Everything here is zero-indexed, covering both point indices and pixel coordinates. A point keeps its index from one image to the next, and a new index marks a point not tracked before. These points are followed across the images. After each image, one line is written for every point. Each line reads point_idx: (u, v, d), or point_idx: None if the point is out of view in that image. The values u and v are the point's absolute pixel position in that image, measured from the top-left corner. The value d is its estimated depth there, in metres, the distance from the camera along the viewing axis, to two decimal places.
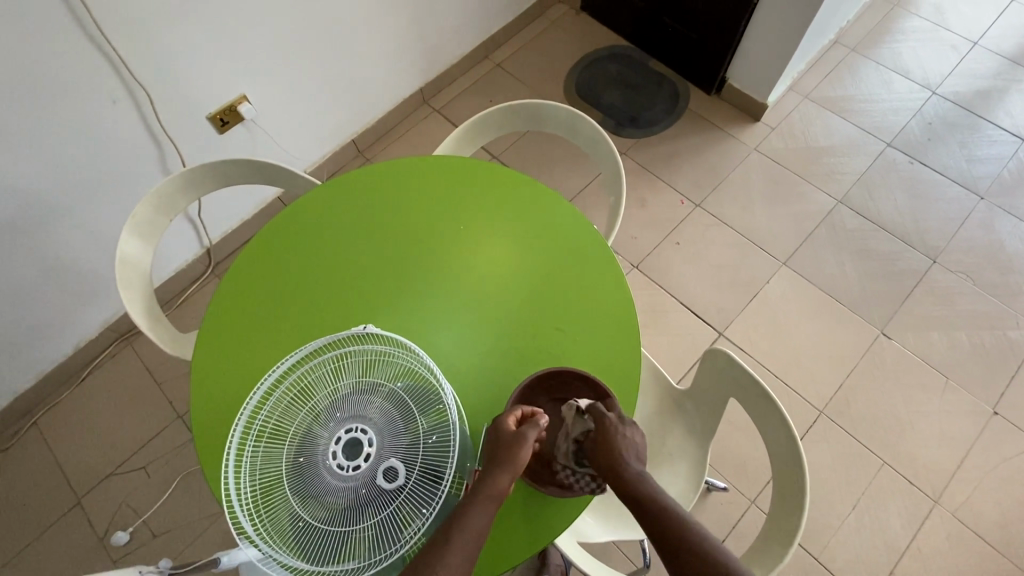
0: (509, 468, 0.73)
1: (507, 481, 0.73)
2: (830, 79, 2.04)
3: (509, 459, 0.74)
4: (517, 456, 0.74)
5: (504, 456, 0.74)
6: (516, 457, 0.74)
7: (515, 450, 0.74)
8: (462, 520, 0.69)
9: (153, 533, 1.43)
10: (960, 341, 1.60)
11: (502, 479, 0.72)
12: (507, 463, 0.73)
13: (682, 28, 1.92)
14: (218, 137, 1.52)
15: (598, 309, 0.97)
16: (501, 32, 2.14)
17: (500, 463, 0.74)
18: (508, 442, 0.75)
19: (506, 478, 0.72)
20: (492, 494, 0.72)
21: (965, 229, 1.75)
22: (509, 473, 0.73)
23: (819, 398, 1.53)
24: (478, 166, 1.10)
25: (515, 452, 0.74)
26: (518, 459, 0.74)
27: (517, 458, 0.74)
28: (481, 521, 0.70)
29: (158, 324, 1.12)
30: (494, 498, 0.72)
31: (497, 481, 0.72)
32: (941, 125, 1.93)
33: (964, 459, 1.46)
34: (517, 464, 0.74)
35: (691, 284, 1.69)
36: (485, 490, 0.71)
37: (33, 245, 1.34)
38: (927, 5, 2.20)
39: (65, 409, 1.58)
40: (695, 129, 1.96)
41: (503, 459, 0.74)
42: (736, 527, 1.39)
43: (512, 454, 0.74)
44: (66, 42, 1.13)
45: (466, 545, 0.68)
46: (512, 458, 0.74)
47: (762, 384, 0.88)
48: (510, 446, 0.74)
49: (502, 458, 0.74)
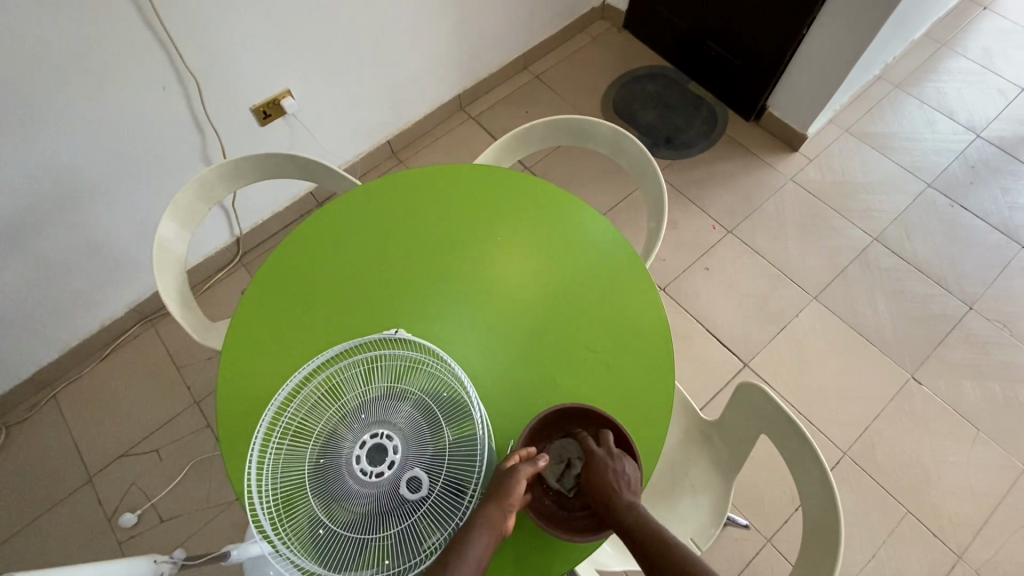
0: (500, 500, 0.71)
1: (501, 514, 0.71)
2: (871, 114, 2.02)
3: (501, 492, 0.72)
4: (508, 488, 0.72)
5: (496, 489, 0.72)
6: (505, 492, 0.72)
7: (508, 486, 0.72)
8: (460, 549, 0.68)
9: (160, 518, 1.43)
10: (993, 392, 1.55)
11: (494, 512, 0.71)
12: (495, 496, 0.72)
13: (725, 53, 1.91)
14: (260, 129, 1.55)
15: (632, 333, 0.95)
16: (542, 45, 2.14)
17: (489, 494, 0.72)
18: (501, 479, 0.73)
19: (497, 510, 0.71)
20: (488, 524, 0.70)
21: (1004, 277, 1.71)
22: (499, 506, 0.71)
23: (843, 439, 1.50)
24: (520, 178, 1.10)
25: (508, 485, 0.72)
26: (509, 492, 0.72)
27: (509, 489, 0.72)
28: (479, 550, 0.69)
29: (189, 310, 1.12)
30: (490, 528, 0.70)
31: (490, 512, 0.70)
32: (984, 169, 1.90)
33: (991, 516, 1.41)
34: (508, 496, 0.72)
35: (718, 311, 1.67)
36: (477, 521, 0.70)
37: (71, 222, 1.35)
38: (976, 47, 2.16)
39: (84, 386, 1.59)
40: (731, 155, 1.94)
41: (494, 492, 0.72)
42: (749, 565, 1.36)
43: (504, 488, 0.72)
44: (124, 27, 1.15)
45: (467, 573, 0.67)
46: (507, 495, 0.71)
47: (797, 423, 0.86)
48: (499, 482, 0.73)
49: (492, 491, 0.72)
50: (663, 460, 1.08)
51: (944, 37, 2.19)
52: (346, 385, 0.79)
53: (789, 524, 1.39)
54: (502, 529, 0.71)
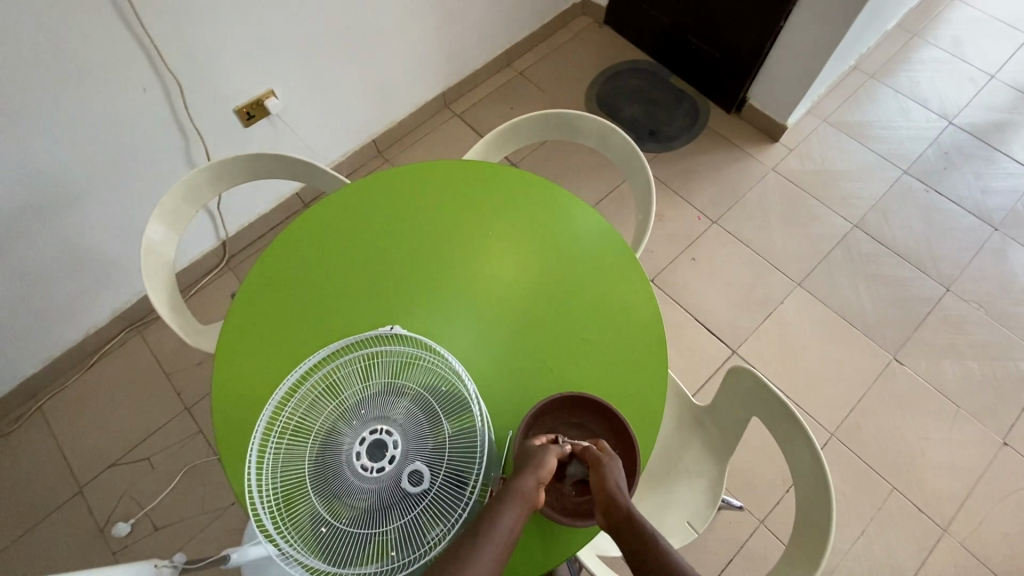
0: (535, 472, 0.69)
1: (535, 486, 0.68)
2: (848, 104, 2.06)
3: (536, 463, 0.70)
4: (542, 462, 0.70)
5: (530, 462, 0.71)
6: (542, 463, 0.70)
7: (542, 459, 0.70)
8: (493, 516, 0.64)
9: (155, 526, 1.41)
10: (971, 370, 1.60)
11: (529, 483, 0.68)
12: (530, 468, 0.69)
13: (706, 46, 1.94)
14: (244, 130, 1.53)
15: (625, 324, 0.97)
16: (525, 41, 2.15)
17: (524, 466, 0.70)
18: (532, 453, 0.72)
19: (533, 481, 0.68)
20: (521, 495, 0.66)
21: (978, 259, 1.77)
22: (535, 477, 0.68)
23: (830, 421, 1.54)
24: (510, 172, 1.11)
25: (541, 458, 0.70)
26: (544, 465, 0.70)
27: (544, 462, 0.70)
28: (510, 522, 0.64)
29: (180, 314, 1.11)
30: (525, 500, 0.66)
31: (525, 483, 0.67)
32: (957, 155, 1.95)
33: (973, 489, 1.46)
34: (543, 468, 0.70)
35: (705, 300, 1.70)
36: (513, 490, 0.66)
37: (54, 229, 1.33)
38: (946, 37, 2.22)
39: (71, 396, 1.56)
40: (714, 147, 1.97)
41: (529, 464, 0.70)
42: (744, 546, 1.39)
43: (537, 460, 0.70)
44: (102, 28, 1.13)
45: (498, 544, 0.62)
46: (540, 466, 0.69)
47: (787, 404, 0.88)
48: (534, 455, 0.71)
49: (526, 464, 0.70)
50: (658, 446, 1.10)
51: (915, 27, 2.25)
52: (344, 382, 0.79)
53: (781, 505, 1.42)
54: (534, 502, 0.68)
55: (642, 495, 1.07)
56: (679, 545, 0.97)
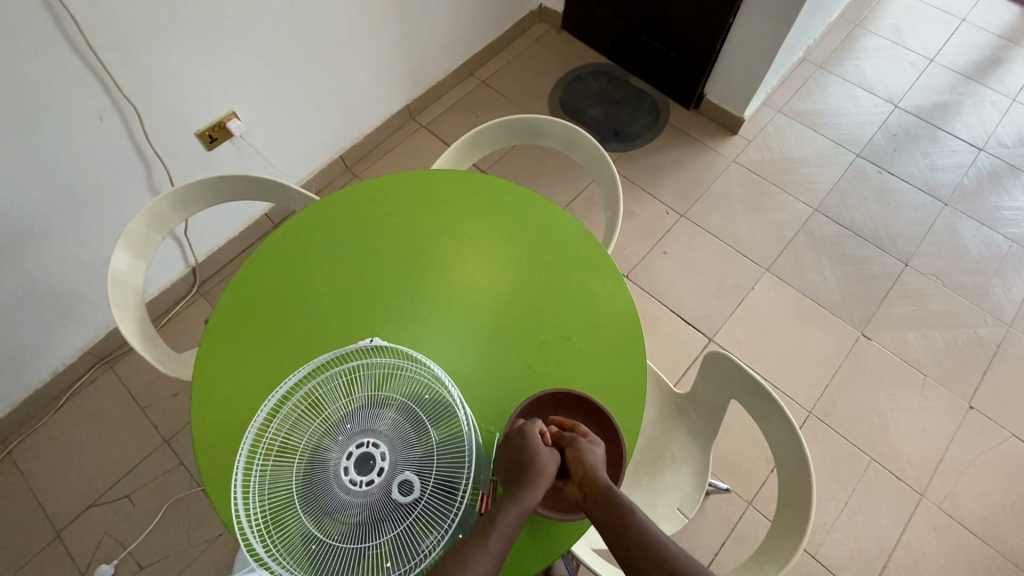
0: (535, 481, 0.72)
1: (537, 496, 0.72)
2: (800, 94, 2.15)
3: (537, 474, 0.72)
4: (540, 470, 0.72)
5: (530, 472, 0.73)
6: (540, 472, 0.72)
7: (542, 468, 0.72)
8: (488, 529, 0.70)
9: (140, 564, 1.37)
10: (934, 340, 1.68)
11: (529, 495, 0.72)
12: (532, 478, 0.72)
13: (661, 46, 1.99)
14: (207, 153, 1.51)
15: (602, 320, 0.99)
16: (485, 50, 2.18)
17: (527, 477, 0.72)
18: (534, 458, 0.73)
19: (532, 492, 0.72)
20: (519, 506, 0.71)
21: (932, 234, 1.85)
22: (535, 486, 0.72)
23: (807, 399, 1.58)
24: (479, 178, 1.12)
25: (540, 467, 0.73)
26: (546, 474, 0.72)
27: (541, 469, 0.72)
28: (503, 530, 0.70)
29: (153, 343, 1.09)
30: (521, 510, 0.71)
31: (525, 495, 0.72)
32: (905, 136, 2.05)
33: (945, 454, 1.52)
34: (541, 477, 0.72)
35: (679, 292, 1.74)
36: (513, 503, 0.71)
37: (12, 268, 1.29)
38: (886, 25, 2.33)
39: (41, 438, 1.51)
40: (676, 142, 2.03)
41: (528, 474, 0.72)
42: (735, 529, 1.42)
43: (538, 471, 0.72)
44: (51, 57, 1.11)
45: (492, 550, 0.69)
46: (540, 475, 0.72)
47: (762, 384, 0.91)
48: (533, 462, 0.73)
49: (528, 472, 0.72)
50: (643, 436, 1.12)
51: (857, 17, 2.35)
52: (327, 398, 0.79)
53: (767, 485, 1.46)
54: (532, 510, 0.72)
55: (631, 485, 1.09)
56: (671, 531, 0.99)
